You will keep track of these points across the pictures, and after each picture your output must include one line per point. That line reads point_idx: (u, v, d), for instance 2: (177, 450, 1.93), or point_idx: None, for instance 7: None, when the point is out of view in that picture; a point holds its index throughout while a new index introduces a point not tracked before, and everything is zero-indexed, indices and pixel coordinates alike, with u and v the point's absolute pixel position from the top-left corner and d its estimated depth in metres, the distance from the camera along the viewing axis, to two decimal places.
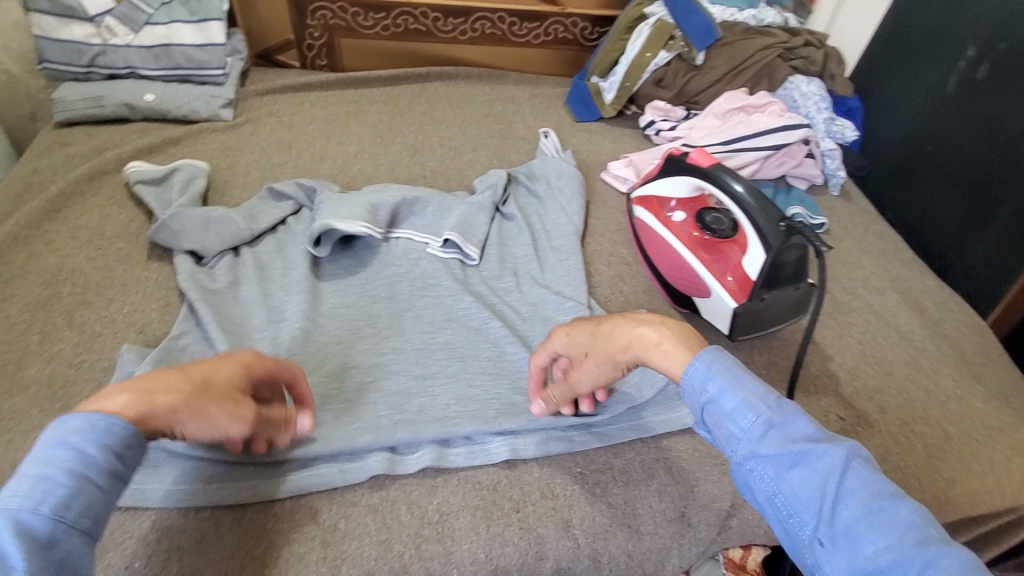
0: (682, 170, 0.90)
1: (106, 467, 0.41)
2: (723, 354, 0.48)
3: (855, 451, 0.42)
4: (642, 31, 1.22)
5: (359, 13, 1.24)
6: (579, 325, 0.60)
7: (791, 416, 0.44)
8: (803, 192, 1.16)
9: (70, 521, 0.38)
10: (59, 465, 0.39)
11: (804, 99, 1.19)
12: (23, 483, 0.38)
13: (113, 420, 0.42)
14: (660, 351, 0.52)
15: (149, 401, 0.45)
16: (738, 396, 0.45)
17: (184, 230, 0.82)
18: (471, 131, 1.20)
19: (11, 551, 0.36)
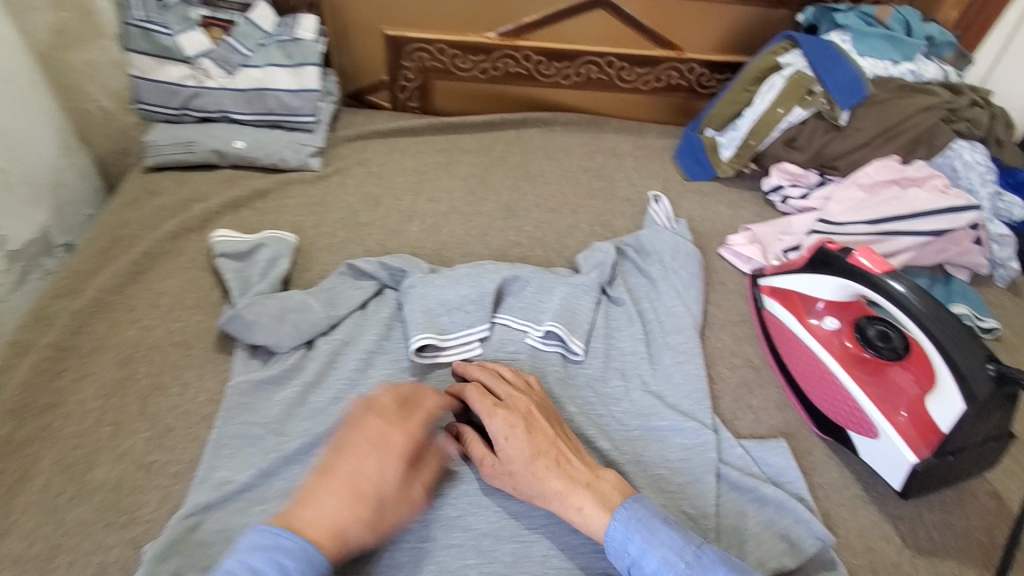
0: (840, 272, 0.74)
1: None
2: (643, 509, 0.56)
3: None
4: (775, 83, 1.07)
5: (457, 55, 1.15)
6: (527, 433, 0.62)
7: (710, 569, 0.53)
8: (966, 284, 0.97)
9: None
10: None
11: (967, 170, 1.02)
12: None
13: (314, 550, 0.50)
14: (581, 513, 0.58)
15: (335, 533, 0.53)
16: (657, 556, 0.54)
17: (258, 322, 0.73)
18: (570, 189, 1.09)
19: None
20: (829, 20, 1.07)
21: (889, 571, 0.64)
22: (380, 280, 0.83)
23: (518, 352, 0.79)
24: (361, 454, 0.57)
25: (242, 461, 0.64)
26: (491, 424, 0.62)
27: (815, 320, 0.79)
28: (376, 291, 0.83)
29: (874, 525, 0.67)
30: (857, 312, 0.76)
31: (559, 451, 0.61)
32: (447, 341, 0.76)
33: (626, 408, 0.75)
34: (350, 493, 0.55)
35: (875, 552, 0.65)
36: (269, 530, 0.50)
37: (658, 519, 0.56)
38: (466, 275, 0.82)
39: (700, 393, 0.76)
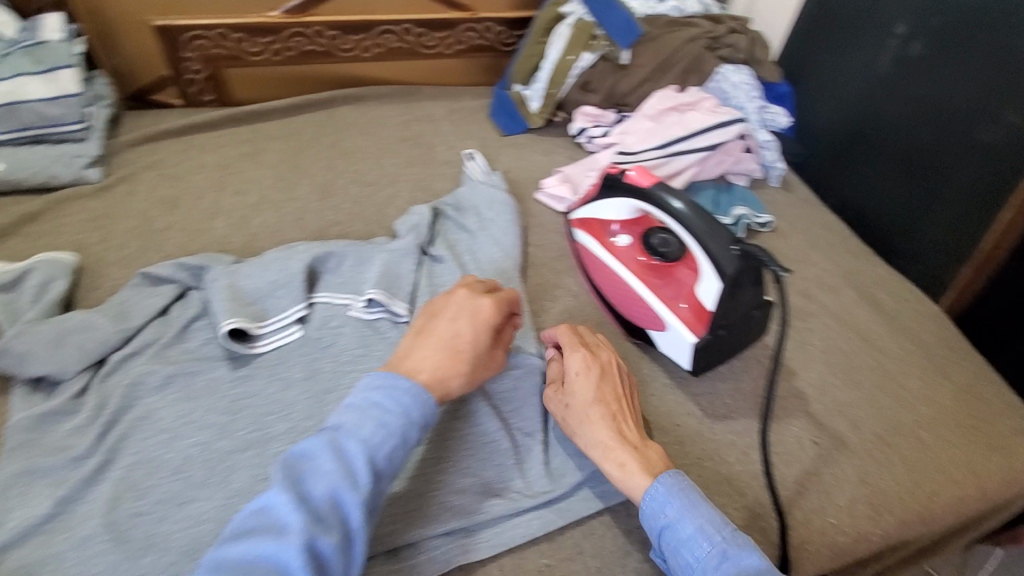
0: (621, 192, 0.81)
1: (420, 425, 0.56)
2: (688, 482, 0.58)
3: None
4: (562, 32, 1.14)
5: (243, 39, 1.09)
6: (599, 380, 0.66)
7: (744, 550, 0.53)
8: (745, 189, 1.11)
9: (394, 463, 0.54)
10: (394, 417, 0.55)
11: (735, 90, 1.15)
12: (370, 420, 0.54)
13: (425, 393, 0.57)
14: (623, 469, 0.60)
15: (441, 379, 0.61)
16: (695, 523, 0.55)
17: (32, 352, 0.68)
18: (387, 160, 1.08)
19: (360, 475, 0.51)
20: None
21: (693, 442, 0.73)
22: (179, 282, 0.79)
23: (341, 327, 0.77)
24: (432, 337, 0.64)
25: (34, 498, 0.60)
26: (570, 358, 0.68)
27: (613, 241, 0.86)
28: (177, 295, 0.79)
29: (680, 407, 0.76)
30: (644, 226, 0.85)
31: (619, 408, 0.65)
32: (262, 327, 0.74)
33: None
34: (449, 360, 0.63)
35: (681, 428, 0.74)
36: (388, 374, 0.57)
37: (698, 494, 0.58)
38: (274, 258, 0.80)
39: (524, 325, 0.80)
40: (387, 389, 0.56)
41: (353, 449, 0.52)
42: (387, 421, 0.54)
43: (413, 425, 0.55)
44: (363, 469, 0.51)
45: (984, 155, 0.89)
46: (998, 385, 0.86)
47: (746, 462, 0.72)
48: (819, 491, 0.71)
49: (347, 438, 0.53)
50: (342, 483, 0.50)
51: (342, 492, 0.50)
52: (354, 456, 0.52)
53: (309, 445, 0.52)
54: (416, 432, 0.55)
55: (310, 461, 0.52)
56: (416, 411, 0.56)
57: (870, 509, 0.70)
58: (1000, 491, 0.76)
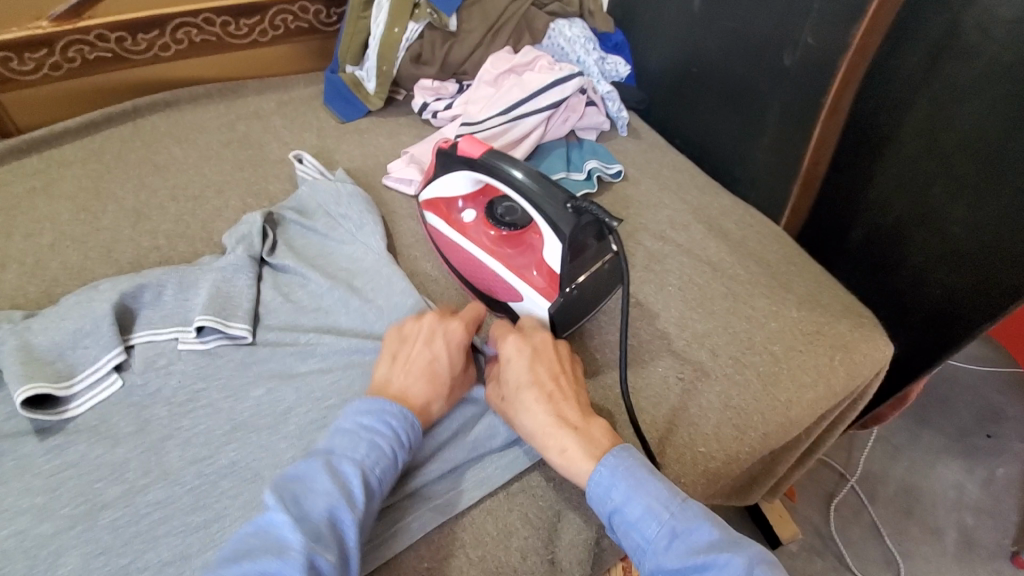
0: (457, 165, 0.79)
1: (407, 450, 0.58)
2: (631, 458, 0.56)
3: (755, 556, 0.49)
4: (382, 4, 1.06)
5: (9, 58, 0.93)
6: (533, 364, 0.64)
7: (694, 523, 0.52)
8: (595, 143, 1.11)
9: (380, 485, 0.54)
10: (385, 437, 0.56)
11: (571, 44, 1.14)
12: (361, 442, 0.55)
13: (412, 418, 0.59)
14: (565, 454, 0.58)
15: (423, 406, 0.61)
16: (642, 503, 0.53)
17: None
18: (213, 168, 0.97)
19: (357, 494, 0.52)
20: None
21: None
22: None
23: (172, 365, 0.70)
24: (415, 360, 0.63)
25: None
26: (504, 346, 0.66)
27: (459, 218, 0.83)
28: None
29: None
30: (490, 199, 0.83)
31: (558, 389, 0.63)
32: (71, 386, 0.64)
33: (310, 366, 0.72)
34: (414, 394, 0.61)
35: None
36: (375, 401, 0.58)
37: (645, 469, 0.55)
38: (81, 302, 0.70)
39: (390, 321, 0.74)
40: (375, 412, 0.57)
41: (346, 469, 0.53)
42: (375, 443, 0.55)
43: (398, 449, 0.57)
44: (360, 489, 0.52)
45: (794, 81, 0.94)
46: (835, 288, 0.93)
47: (618, 412, 0.73)
48: (689, 423, 0.74)
49: (342, 459, 0.54)
50: (340, 502, 0.50)
51: (340, 512, 0.50)
52: (350, 475, 0.52)
53: (304, 469, 0.52)
54: (400, 456, 0.57)
55: (303, 483, 0.51)
56: (406, 435, 0.58)
57: (735, 429, 0.74)
58: (846, 384, 0.84)
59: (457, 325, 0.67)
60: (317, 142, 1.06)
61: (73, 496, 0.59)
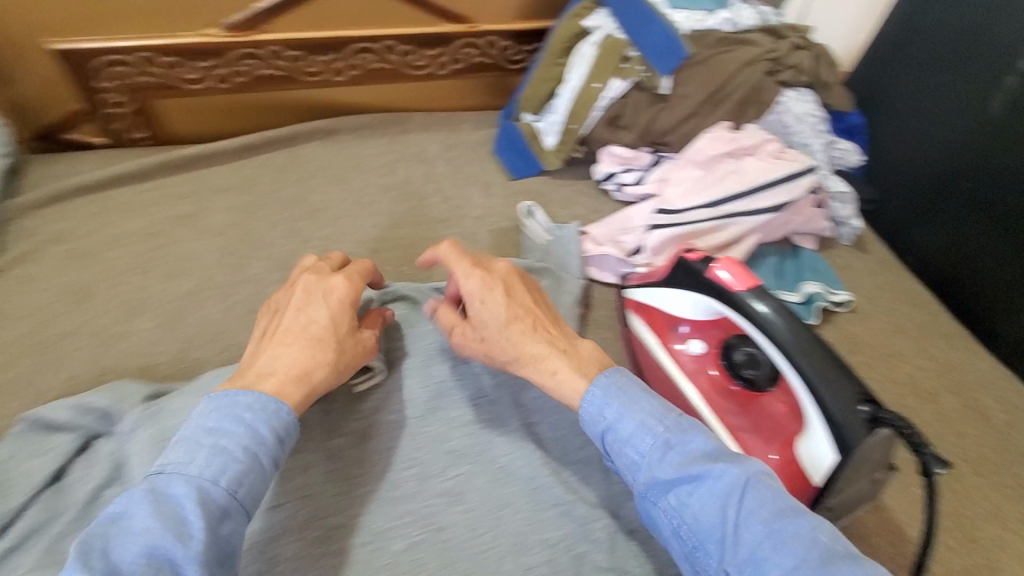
0: (697, 286, 0.62)
1: (270, 451, 0.46)
2: (623, 375, 0.54)
3: (754, 471, 0.47)
4: (586, 53, 0.90)
5: (176, 64, 0.83)
6: (506, 295, 0.60)
7: (691, 434, 0.49)
8: (813, 253, 0.89)
9: (240, 497, 0.44)
10: (234, 439, 0.45)
11: (799, 122, 0.93)
12: (198, 452, 0.44)
13: (273, 402, 0.48)
14: (555, 377, 0.56)
15: (302, 377, 0.51)
16: (635, 418, 0.50)
17: None
18: (368, 219, 0.86)
19: (191, 518, 0.41)
20: None
21: None
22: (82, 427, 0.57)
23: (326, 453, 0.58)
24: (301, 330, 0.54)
25: None
26: (468, 284, 0.60)
27: (680, 343, 0.67)
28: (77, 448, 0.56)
29: None
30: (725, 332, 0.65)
31: (536, 316, 0.60)
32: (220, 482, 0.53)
33: None
34: (297, 363, 0.51)
35: None
36: (224, 393, 0.48)
37: (638, 387, 0.53)
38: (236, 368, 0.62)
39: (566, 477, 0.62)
40: (222, 410, 0.47)
41: (179, 491, 0.42)
42: (221, 446, 0.44)
43: (256, 450, 0.45)
44: (195, 513, 0.41)
45: None
46: None
47: None
48: None
49: (172, 479, 0.43)
50: (164, 537, 0.40)
51: (165, 549, 0.40)
52: (183, 497, 0.42)
53: (127, 497, 0.42)
54: (260, 456, 0.46)
55: (122, 524, 0.41)
56: (264, 431, 0.46)
57: None
58: None
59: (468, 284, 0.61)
60: (482, 201, 0.93)
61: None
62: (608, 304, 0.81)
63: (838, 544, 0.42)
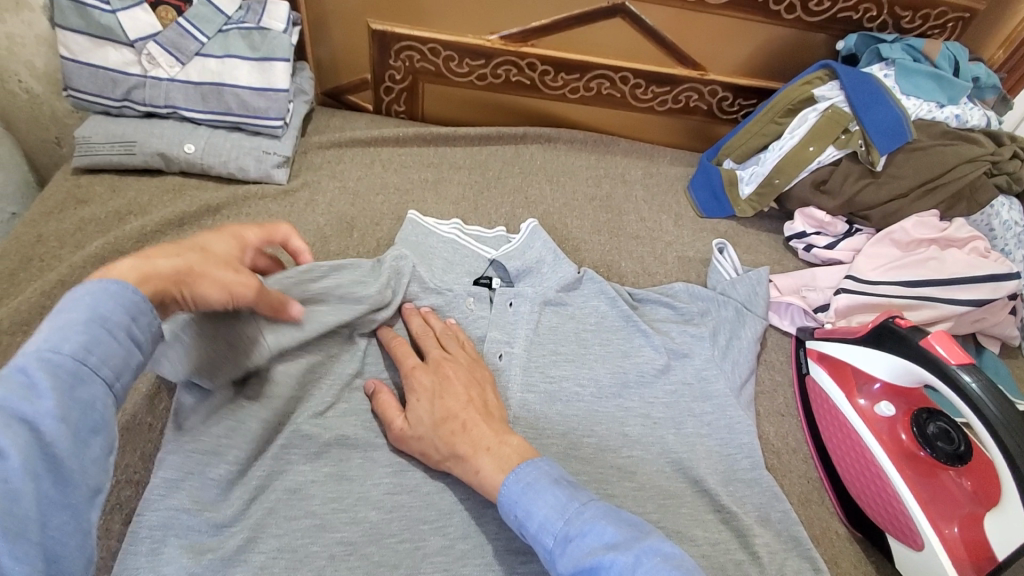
0: (900, 350, 0.66)
1: (134, 328, 0.41)
2: (531, 470, 0.55)
3: (650, 553, 0.48)
4: (807, 118, 0.95)
5: (452, 58, 1.00)
6: (444, 395, 0.64)
7: (591, 524, 0.51)
8: (995, 356, 0.89)
9: (93, 364, 0.38)
10: (87, 315, 0.39)
11: (1005, 229, 0.94)
12: (49, 335, 0.38)
13: (108, 279, 0.42)
14: (479, 475, 0.58)
15: (178, 283, 0.48)
16: (539, 515, 0.52)
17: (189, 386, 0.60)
18: (572, 221, 0.97)
19: (42, 383, 0.36)
20: (872, 51, 0.96)
21: None
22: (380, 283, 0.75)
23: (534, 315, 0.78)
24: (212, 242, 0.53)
25: (167, 565, 0.51)
26: (412, 379, 0.66)
27: (865, 398, 0.71)
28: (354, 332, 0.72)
29: None
30: (914, 403, 0.69)
31: (468, 414, 0.62)
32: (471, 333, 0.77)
33: (634, 492, 0.66)
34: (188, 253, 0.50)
35: None
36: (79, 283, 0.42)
37: (548, 479, 0.55)
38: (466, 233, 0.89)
39: (733, 487, 0.68)
40: (68, 300, 0.40)
41: (26, 362, 0.36)
42: (68, 321, 0.39)
43: (109, 318, 0.40)
44: (45, 381, 0.36)
45: None
46: None
47: None
48: None
49: (21, 355, 0.37)
50: (9, 396, 0.35)
51: (12, 408, 0.34)
52: (27, 367, 0.36)
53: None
54: (117, 330, 0.40)
55: None
56: (114, 316, 0.40)
57: None
58: None
59: (411, 382, 0.66)
60: (673, 229, 1.00)
61: (407, 533, 0.60)
62: (782, 349, 0.84)
63: None
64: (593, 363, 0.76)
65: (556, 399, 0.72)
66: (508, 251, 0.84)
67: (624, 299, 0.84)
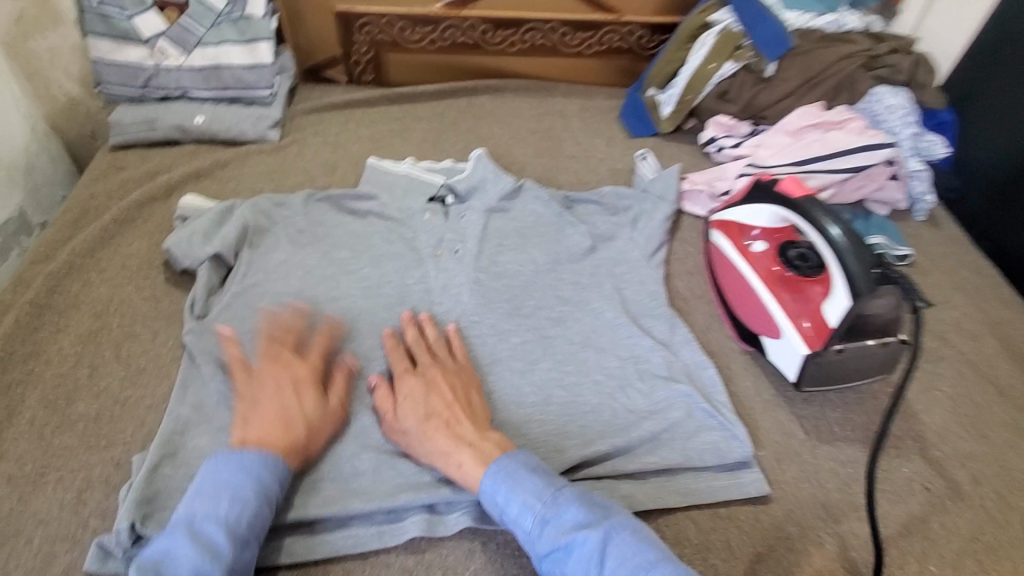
0: (762, 197, 0.84)
1: (274, 492, 0.60)
2: (509, 460, 0.61)
3: (616, 529, 0.56)
4: (706, 41, 1.13)
5: (405, 28, 1.20)
6: (429, 397, 0.68)
7: (564, 507, 0.58)
8: (884, 219, 1.04)
9: (254, 532, 0.57)
10: (245, 489, 0.58)
11: (888, 112, 1.08)
12: (221, 501, 0.57)
13: (272, 457, 0.61)
14: (461, 468, 0.63)
15: (290, 440, 0.63)
16: (518, 501, 0.58)
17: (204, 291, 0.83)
18: (517, 149, 1.15)
19: (223, 547, 0.54)
20: None
21: (792, 461, 0.73)
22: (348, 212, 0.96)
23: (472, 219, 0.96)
24: (273, 384, 0.67)
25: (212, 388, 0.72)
26: (401, 385, 0.71)
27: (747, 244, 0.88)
28: (340, 237, 0.92)
29: (783, 423, 0.76)
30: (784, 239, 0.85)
31: (452, 413, 0.67)
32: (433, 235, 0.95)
33: (564, 332, 0.85)
34: (277, 421, 0.64)
35: (781, 446, 0.74)
36: (229, 455, 0.60)
37: (525, 468, 0.61)
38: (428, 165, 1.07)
39: (642, 323, 0.86)
40: (233, 465, 0.59)
41: (210, 529, 0.55)
42: (238, 495, 0.57)
43: (264, 491, 0.59)
44: (225, 545, 0.54)
45: None
46: None
47: (848, 493, 0.71)
48: (924, 536, 0.69)
49: (203, 521, 0.55)
50: (204, 563, 0.52)
51: (205, 572, 0.52)
52: (214, 535, 0.54)
53: (165, 537, 0.54)
54: (267, 498, 0.59)
55: (164, 555, 0.53)
56: (269, 481, 0.59)
57: (978, 567, 0.67)
58: None
59: (402, 386, 0.70)
60: (605, 149, 1.18)
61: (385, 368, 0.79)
62: (695, 229, 1.02)
63: None
64: (533, 248, 0.94)
65: (503, 274, 0.91)
66: (456, 179, 1.02)
67: (558, 201, 1.02)
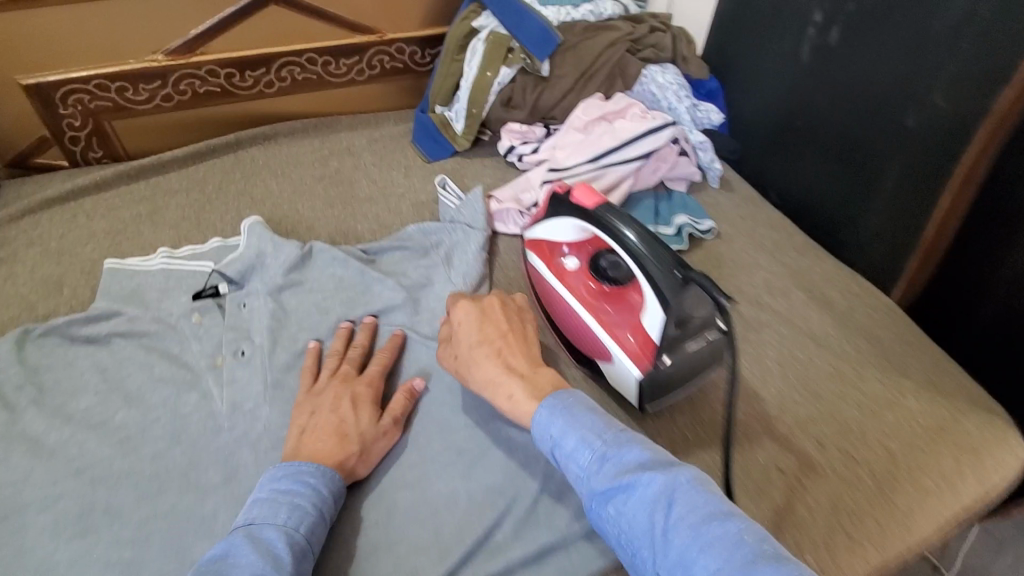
0: (563, 212, 0.78)
1: (329, 507, 0.59)
2: (568, 397, 0.60)
3: (683, 476, 0.52)
4: (477, 48, 1.07)
5: (126, 87, 0.98)
6: (488, 315, 0.71)
7: (626, 448, 0.55)
8: (685, 195, 1.05)
9: (310, 541, 0.55)
10: (304, 498, 0.57)
11: (663, 91, 1.09)
12: (280, 508, 0.55)
13: (327, 470, 0.60)
14: (513, 402, 0.63)
15: (336, 448, 0.63)
16: (576, 435, 0.57)
17: None
18: (303, 204, 1.00)
19: (283, 553, 0.52)
20: None
21: None
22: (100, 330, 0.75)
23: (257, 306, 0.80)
24: (340, 395, 0.68)
25: None
26: (467, 299, 0.73)
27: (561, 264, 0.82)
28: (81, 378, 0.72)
29: None
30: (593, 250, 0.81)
31: (507, 340, 0.68)
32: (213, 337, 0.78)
33: None
34: (333, 435, 0.63)
35: None
36: (290, 464, 0.60)
37: (584, 407, 0.59)
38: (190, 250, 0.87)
39: None
40: (293, 478, 0.58)
41: (269, 535, 0.53)
42: (295, 502, 0.56)
43: (320, 504, 0.58)
44: (284, 551, 0.52)
45: (916, 141, 0.85)
46: (961, 375, 0.82)
47: None
48: (793, 526, 0.66)
49: (263, 526, 0.54)
50: (265, 565, 0.50)
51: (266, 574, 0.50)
52: (274, 540, 0.53)
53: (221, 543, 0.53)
54: (323, 510, 0.58)
55: (223, 556, 0.51)
56: (325, 489, 0.59)
57: (845, 539, 0.65)
58: (981, 495, 0.72)
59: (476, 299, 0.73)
60: (403, 181, 1.06)
61: None
62: (513, 250, 0.96)
63: (765, 547, 0.47)
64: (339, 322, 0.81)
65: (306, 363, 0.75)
66: (228, 261, 0.84)
67: (357, 256, 0.89)
